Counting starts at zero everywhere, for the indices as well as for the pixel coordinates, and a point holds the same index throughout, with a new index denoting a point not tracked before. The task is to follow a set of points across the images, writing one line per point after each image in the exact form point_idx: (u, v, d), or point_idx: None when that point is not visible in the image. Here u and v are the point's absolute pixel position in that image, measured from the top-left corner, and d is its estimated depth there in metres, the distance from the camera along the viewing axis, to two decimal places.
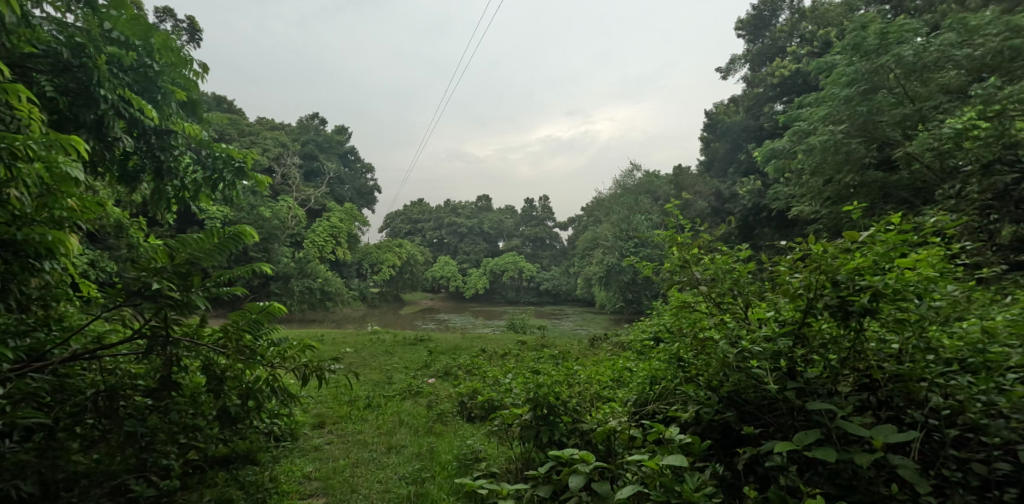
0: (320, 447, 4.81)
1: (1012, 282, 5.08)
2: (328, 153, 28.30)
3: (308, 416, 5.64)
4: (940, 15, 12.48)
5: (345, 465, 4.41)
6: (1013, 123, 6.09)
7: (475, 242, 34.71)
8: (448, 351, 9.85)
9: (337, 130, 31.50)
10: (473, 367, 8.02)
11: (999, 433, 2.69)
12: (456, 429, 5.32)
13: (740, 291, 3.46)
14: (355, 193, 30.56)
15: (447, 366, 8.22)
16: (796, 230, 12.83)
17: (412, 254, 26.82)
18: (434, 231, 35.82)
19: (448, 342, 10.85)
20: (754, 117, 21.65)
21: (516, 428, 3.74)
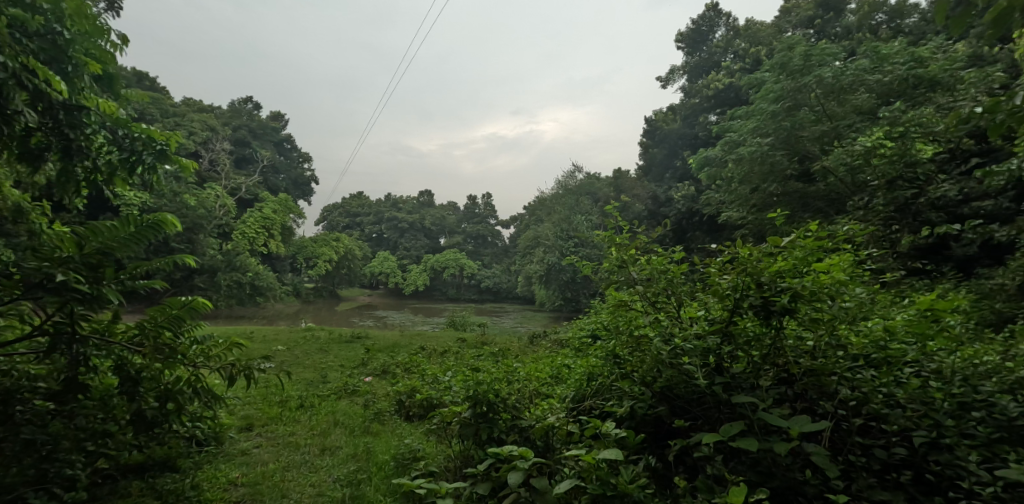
0: (248, 450, 4.53)
1: (911, 287, 5.49)
2: (262, 140, 27.10)
3: (233, 418, 5.31)
4: (857, 43, 13.41)
5: (274, 469, 4.17)
6: (915, 143, 6.62)
7: (415, 237, 34.14)
8: (386, 349, 9.63)
9: (273, 117, 30.16)
10: (412, 365, 7.85)
11: (898, 421, 2.83)
12: (393, 429, 5.16)
13: (673, 291, 3.52)
14: (290, 183, 29.42)
15: (385, 364, 8.01)
16: (726, 233, 13.37)
17: (349, 248, 26.03)
18: (374, 226, 35.05)
19: (386, 340, 10.60)
20: (690, 126, 22.60)
21: (455, 425, 3.64)
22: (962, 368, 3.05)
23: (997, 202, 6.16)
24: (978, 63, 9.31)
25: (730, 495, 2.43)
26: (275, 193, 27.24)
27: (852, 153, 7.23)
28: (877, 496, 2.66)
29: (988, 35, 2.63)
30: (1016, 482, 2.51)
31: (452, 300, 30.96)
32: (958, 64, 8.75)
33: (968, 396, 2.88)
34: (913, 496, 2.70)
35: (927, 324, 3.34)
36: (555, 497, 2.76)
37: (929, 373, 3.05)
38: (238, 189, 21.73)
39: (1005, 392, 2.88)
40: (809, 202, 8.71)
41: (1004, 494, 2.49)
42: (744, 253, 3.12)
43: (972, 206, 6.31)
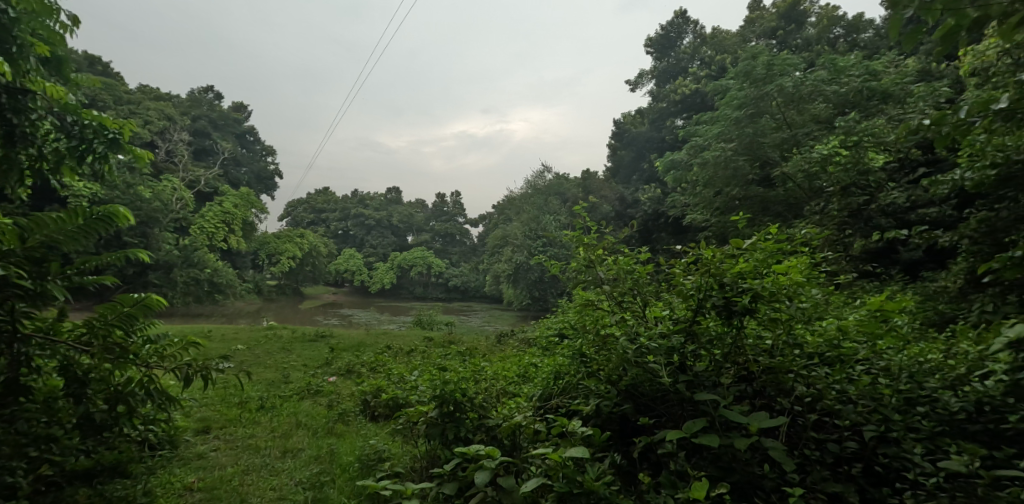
0: (205, 454, 4.36)
1: (864, 289, 5.67)
2: (223, 132, 26.34)
3: (189, 420, 5.11)
4: (816, 54, 13.89)
5: (233, 473, 4.02)
6: (867, 152, 6.86)
7: (381, 235, 33.66)
8: (351, 348, 9.45)
9: (235, 108, 29.36)
10: (378, 365, 7.72)
11: (849, 416, 2.86)
12: (358, 430, 5.05)
13: (639, 290, 3.53)
14: (252, 177, 28.67)
15: (350, 364, 7.86)
16: (690, 234, 13.60)
17: (314, 245, 25.46)
18: (339, 223, 34.44)
19: (351, 339, 10.41)
20: (658, 130, 22.99)
21: (422, 425, 3.58)
22: (908, 365, 3.11)
23: (940, 209, 6.27)
24: (927, 77, 9.77)
25: (694, 491, 2.43)
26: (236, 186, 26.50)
27: (810, 160, 7.45)
28: (831, 488, 2.67)
29: (937, 51, 2.64)
30: (956, 472, 2.50)
31: (419, 298, 30.74)
32: (907, 77, 9.22)
33: (914, 392, 2.92)
34: (863, 488, 2.72)
35: (877, 323, 3.42)
36: (521, 496, 2.71)
37: (880, 371, 3.12)
38: (197, 181, 21.06)
39: (946, 389, 2.94)
40: (770, 205, 8.92)
41: (946, 484, 2.48)
42: (708, 254, 3.15)
43: (917, 212, 6.48)
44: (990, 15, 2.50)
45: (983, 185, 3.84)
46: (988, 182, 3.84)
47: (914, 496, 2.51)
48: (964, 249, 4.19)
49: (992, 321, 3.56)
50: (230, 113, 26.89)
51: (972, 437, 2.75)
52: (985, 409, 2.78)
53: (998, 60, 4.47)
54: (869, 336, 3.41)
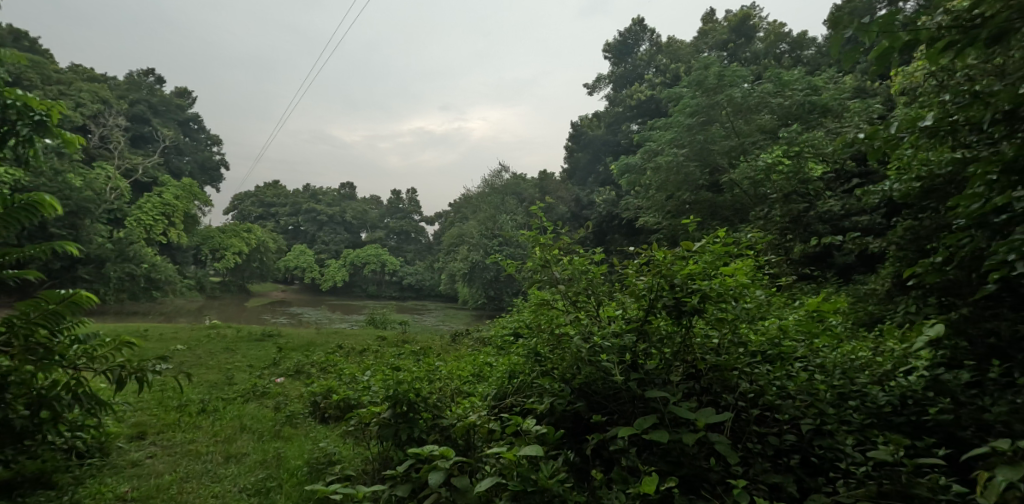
0: (140, 461, 4.20)
1: (802, 291, 5.98)
2: (164, 118, 25.17)
3: (122, 426, 4.89)
4: (764, 67, 14.56)
5: (170, 481, 3.89)
6: (807, 163, 7.24)
7: (334, 231, 32.98)
8: (300, 348, 9.24)
9: (178, 93, 28.11)
10: (329, 365, 7.60)
11: (789, 410, 3.02)
12: (307, 432, 4.96)
13: (593, 290, 3.62)
14: (196, 167, 27.55)
15: (298, 364, 7.68)
16: (643, 236, 13.95)
17: (262, 240, 24.69)
18: (289, 218, 33.43)
19: (300, 338, 10.18)
20: (614, 133, 23.45)
21: (374, 427, 3.55)
22: (841, 362, 3.31)
23: (870, 217, 6.68)
24: (862, 95, 10.44)
25: (644, 485, 2.52)
26: (177, 177, 25.41)
27: (756, 169, 7.82)
28: (771, 479, 2.81)
29: (871, 70, 2.85)
30: (883, 462, 2.67)
31: (372, 297, 30.31)
32: (845, 93, 9.81)
33: (846, 387, 3.12)
34: (800, 477, 2.86)
35: (814, 322, 3.62)
36: (475, 495, 2.72)
37: (816, 367, 3.32)
38: (134, 170, 20.08)
39: (875, 383, 3.15)
40: (717, 209, 9.24)
41: (874, 472, 2.65)
42: (659, 256, 3.28)
43: (850, 220, 6.86)
44: (919, 39, 2.70)
45: (909, 195, 4.11)
46: (913, 193, 4.12)
47: (846, 484, 2.67)
48: (893, 255, 4.47)
49: (914, 321, 3.83)
50: (173, 99, 25.74)
51: (897, 428, 2.94)
52: (908, 402, 3.01)
53: (926, 80, 4.82)
54: (807, 335, 3.62)
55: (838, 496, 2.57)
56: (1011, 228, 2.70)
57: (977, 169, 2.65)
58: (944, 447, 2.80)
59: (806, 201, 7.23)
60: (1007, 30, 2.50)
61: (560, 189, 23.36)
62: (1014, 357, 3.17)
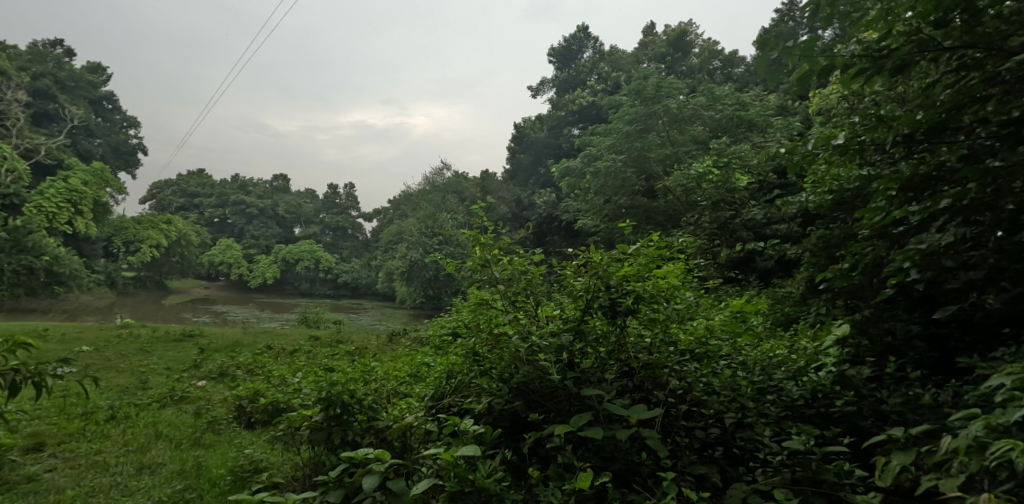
0: (38, 476, 3.94)
1: (727, 293, 6.36)
2: (73, 94, 23.34)
3: (16, 436, 4.54)
4: (698, 81, 15.29)
5: (74, 497, 3.67)
6: (734, 174, 7.70)
7: (265, 225, 31.70)
8: (224, 349, 8.86)
9: (90, 69, 26.13)
10: (255, 366, 7.36)
11: (714, 405, 3.22)
12: (230, 439, 4.80)
13: (532, 290, 3.71)
14: (108, 150, 25.73)
15: (222, 366, 7.38)
16: (581, 238, 14.31)
17: (183, 233, 23.39)
18: (215, 209, 31.74)
19: (224, 339, 9.75)
20: (555, 136, 23.88)
21: (305, 431, 3.47)
22: (761, 360, 3.57)
23: (789, 226, 7.19)
24: (785, 113, 11.21)
25: (579, 481, 2.62)
26: (86, 159, 23.64)
27: (688, 177, 8.21)
28: (697, 470, 2.99)
29: (793, 91, 3.09)
30: (796, 451, 2.89)
31: (304, 294, 29.39)
32: (769, 111, 10.52)
33: (765, 383, 3.36)
34: (723, 468, 3.05)
35: (737, 323, 3.88)
36: (412, 498, 2.72)
37: (738, 364, 3.56)
38: (36, 150, 18.52)
39: (790, 379, 3.42)
40: (652, 214, 9.63)
41: (789, 460, 2.86)
42: (597, 258, 3.41)
43: (771, 228, 7.33)
44: (834, 64, 2.94)
45: (823, 206, 4.47)
46: (826, 204, 4.48)
47: (764, 473, 2.87)
48: (807, 260, 4.84)
49: (825, 322, 4.16)
50: (84, 75, 23.87)
51: (808, 420, 3.19)
52: (818, 396, 3.28)
53: (840, 103, 5.26)
54: (731, 334, 3.87)
55: (757, 484, 2.76)
56: (906, 239, 2.99)
57: (881, 185, 2.92)
58: (849, 436, 3.08)
59: (732, 209, 7.66)
60: (909, 61, 2.77)
61: (501, 189, 23.49)
62: (906, 353, 3.59)
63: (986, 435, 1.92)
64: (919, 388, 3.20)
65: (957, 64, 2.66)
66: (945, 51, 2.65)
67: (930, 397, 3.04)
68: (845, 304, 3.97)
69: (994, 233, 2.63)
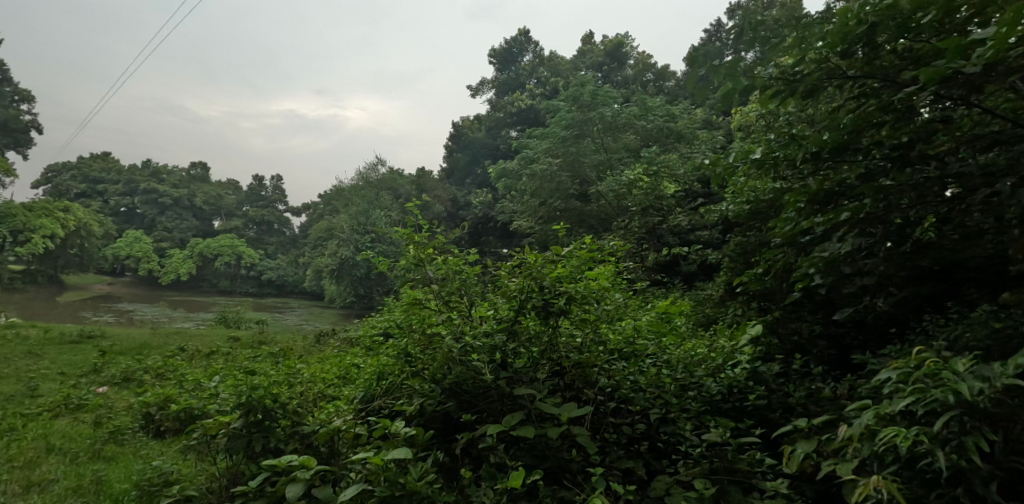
0: None
1: (653, 295, 6.68)
2: None
3: None
4: (632, 92, 15.88)
5: None
6: (662, 182, 8.09)
7: (179, 217, 29.73)
8: (129, 351, 8.30)
9: None
10: (165, 370, 6.95)
11: (639, 402, 3.40)
12: (136, 451, 4.53)
13: (466, 290, 3.75)
14: None
15: (126, 370, 6.93)
16: (515, 240, 14.50)
17: (83, 222, 21.52)
18: (122, 198, 29.45)
19: (129, 340, 9.12)
20: (493, 137, 24.01)
21: (221, 439, 3.30)
22: (684, 358, 3.79)
23: (711, 233, 7.65)
24: (710, 127, 11.87)
25: (511, 480, 2.68)
26: None
27: (620, 183, 8.55)
28: (624, 464, 3.14)
29: (717, 107, 3.31)
30: (714, 443, 3.09)
31: (224, 292, 27.96)
32: (696, 124, 11.11)
33: (687, 380, 3.58)
34: (648, 461, 3.23)
35: (662, 323, 4.11)
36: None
37: (663, 363, 3.77)
38: None
39: (709, 376, 3.65)
40: (585, 218, 9.92)
41: (707, 452, 3.05)
42: (531, 259, 3.51)
43: (694, 234, 7.74)
44: (754, 84, 3.17)
45: (741, 215, 4.79)
46: (744, 214, 4.83)
47: (685, 465, 3.05)
48: (726, 265, 5.18)
49: (740, 322, 4.48)
50: None
51: (724, 413, 3.43)
52: (733, 391, 3.53)
53: (759, 121, 5.67)
54: (656, 334, 4.09)
55: (679, 475, 2.94)
56: (812, 248, 3.28)
57: (791, 198, 3.19)
58: (760, 427, 3.34)
59: (659, 215, 8.04)
60: (818, 86, 3.03)
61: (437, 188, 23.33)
62: (810, 351, 3.94)
63: (876, 425, 2.15)
64: (820, 382, 3.52)
65: (858, 92, 2.95)
66: (849, 79, 2.93)
67: (830, 390, 3.35)
68: (759, 306, 4.29)
69: (885, 244, 2.94)
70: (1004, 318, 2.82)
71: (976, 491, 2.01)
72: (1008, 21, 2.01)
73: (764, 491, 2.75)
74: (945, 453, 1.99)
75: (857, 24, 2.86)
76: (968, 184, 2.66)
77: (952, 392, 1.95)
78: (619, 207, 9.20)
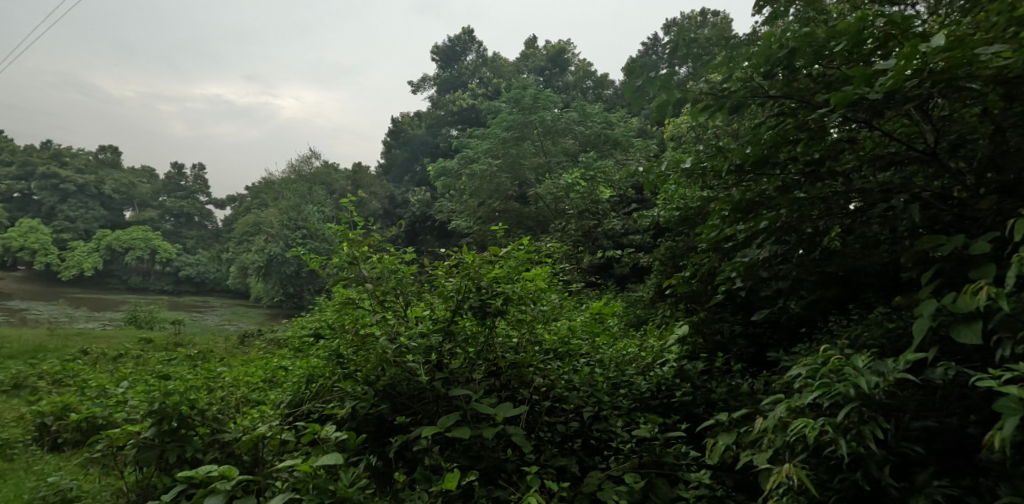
0: None
1: (588, 295, 6.90)
2: None
3: None
4: (572, 97, 16.26)
5: None
6: (599, 187, 8.37)
7: (84, 205, 27.31)
8: (23, 355, 7.63)
9: None
10: (64, 375, 6.44)
11: (573, 400, 3.52)
12: (29, 465, 4.16)
13: (402, 290, 3.72)
14: None
15: (18, 376, 6.36)
16: (453, 239, 14.49)
17: None
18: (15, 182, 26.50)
19: (21, 341, 8.51)
20: (434, 135, 23.83)
21: (130, 450, 3.10)
22: (616, 358, 3.95)
23: (642, 237, 7.98)
24: (645, 136, 12.37)
25: (446, 481, 2.70)
26: None
27: (558, 187, 8.75)
28: (558, 461, 3.24)
29: (652, 117, 3.47)
30: (643, 438, 3.25)
31: (134, 289, 26.17)
32: (631, 132, 11.53)
33: (618, 378, 3.73)
34: (581, 458, 3.34)
35: (595, 324, 4.25)
36: None
37: (595, 362, 3.91)
38: None
39: (640, 374, 3.83)
40: (523, 220, 10.05)
41: (637, 446, 3.20)
42: (469, 259, 3.55)
43: (627, 238, 8.05)
44: (686, 97, 3.36)
45: (671, 221, 5.04)
46: (674, 219, 5.08)
47: (616, 460, 3.18)
48: (657, 268, 5.44)
49: (668, 322, 4.73)
50: None
51: (653, 409, 3.62)
52: (662, 388, 3.72)
53: (691, 132, 5.97)
54: (590, 334, 4.23)
55: (610, 471, 3.06)
56: (734, 254, 3.52)
57: (717, 206, 3.41)
58: (686, 422, 3.54)
59: (595, 219, 8.31)
60: (743, 103, 3.25)
61: (373, 184, 22.87)
62: (730, 349, 4.21)
63: (788, 418, 2.34)
64: (740, 379, 3.78)
65: (778, 110, 3.18)
66: (770, 98, 3.14)
67: (748, 386, 3.61)
68: (686, 307, 4.54)
69: (797, 251, 3.20)
70: (897, 319, 3.14)
71: (872, 474, 2.24)
72: (906, 54, 2.25)
73: (688, 483, 2.93)
74: (847, 441, 2.19)
75: (778, 48, 3.10)
76: (869, 198, 2.96)
77: (853, 386, 2.16)
78: (557, 210, 9.39)
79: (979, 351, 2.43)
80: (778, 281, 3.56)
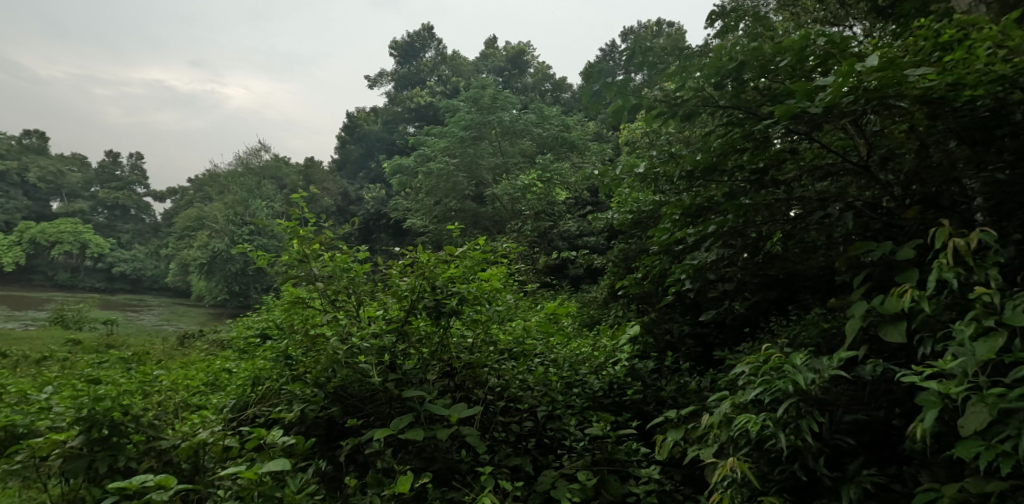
0: None
1: (542, 296, 6.99)
2: None
3: None
4: (530, 99, 16.39)
5: None
6: (555, 189, 8.50)
7: (6, 195, 25.43)
8: None
9: None
10: None
11: (528, 400, 3.57)
12: None
13: (354, 289, 3.66)
14: None
15: None
16: (408, 238, 14.36)
17: None
18: None
19: None
20: (390, 132, 23.51)
21: (54, 461, 2.87)
22: (570, 358, 4.02)
23: (597, 240, 8.15)
24: (601, 140, 12.60)
25: (400, 485, 2.68)
26: None
27: (515, 187, 8.81)
28: (511, 460, 3.28)
29: (608, 121, 3.56)
30: (596, 436, 3.32)
31: (60, 287, 24.40)
32: (587, 136, 11.74)
33: (571, 377, 3.80)
34: (535, 457, 3.39)
35: (550, 324, 4.31)
36: None
37: (548, 362, 3.98)
38: None
39: (592, 373, 3.91)
40: (479, 220, 10.06)
41: (589, 445, 3.27)
42: (424, 258, 3.54)
43: (582, 239, 8.19)
44: (641, 104, 3.46)
45: (625, 224, 5.18)
46: (628, 222, 5.22)
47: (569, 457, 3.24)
48: (610, 269, 5.57)
49: (621, 323, 4.85)
50: None
51: (604, 408, 3.71)
52: (613, 387, 3.82)
53: (645, 137, 6.15)
54: (545, 334, 4.28)
55: (563, 469, 3.11)
56: (683, 256, 3.66)
57: (668, 211, 3.54)
58: (637, 420, 3.65)
59: (550, 220, 8.44)
60: (694, 112, 3.39)
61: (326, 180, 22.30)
62: (679, 349, 4.37)
63: (732, 414, 2.45)
64: (688, 378, 3.92)
65: (726, 120, 3.32)
66: (720, 108, 3.28)
67: (695, 384, 3.75)
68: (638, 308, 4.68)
69: (742, 255, 3.36)
70: (832, 320, 3.34)
71: (808, 466, 2.38)
72: (844, 72, 2.42)
73: (638, 479, 3.03)
74: (786, 435, 2.32)
75: (728, 61, 3.19)
76: (809, 206, 3.14)
77: (791, 383, 2.29)
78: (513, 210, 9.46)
79: (903, 349, 2.62)
80: (725, 283, 3.72)
